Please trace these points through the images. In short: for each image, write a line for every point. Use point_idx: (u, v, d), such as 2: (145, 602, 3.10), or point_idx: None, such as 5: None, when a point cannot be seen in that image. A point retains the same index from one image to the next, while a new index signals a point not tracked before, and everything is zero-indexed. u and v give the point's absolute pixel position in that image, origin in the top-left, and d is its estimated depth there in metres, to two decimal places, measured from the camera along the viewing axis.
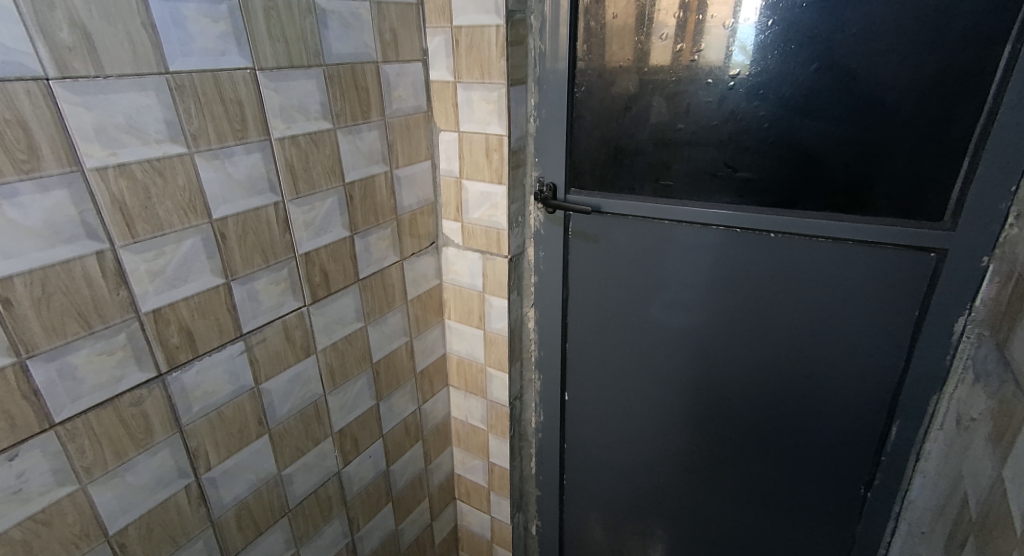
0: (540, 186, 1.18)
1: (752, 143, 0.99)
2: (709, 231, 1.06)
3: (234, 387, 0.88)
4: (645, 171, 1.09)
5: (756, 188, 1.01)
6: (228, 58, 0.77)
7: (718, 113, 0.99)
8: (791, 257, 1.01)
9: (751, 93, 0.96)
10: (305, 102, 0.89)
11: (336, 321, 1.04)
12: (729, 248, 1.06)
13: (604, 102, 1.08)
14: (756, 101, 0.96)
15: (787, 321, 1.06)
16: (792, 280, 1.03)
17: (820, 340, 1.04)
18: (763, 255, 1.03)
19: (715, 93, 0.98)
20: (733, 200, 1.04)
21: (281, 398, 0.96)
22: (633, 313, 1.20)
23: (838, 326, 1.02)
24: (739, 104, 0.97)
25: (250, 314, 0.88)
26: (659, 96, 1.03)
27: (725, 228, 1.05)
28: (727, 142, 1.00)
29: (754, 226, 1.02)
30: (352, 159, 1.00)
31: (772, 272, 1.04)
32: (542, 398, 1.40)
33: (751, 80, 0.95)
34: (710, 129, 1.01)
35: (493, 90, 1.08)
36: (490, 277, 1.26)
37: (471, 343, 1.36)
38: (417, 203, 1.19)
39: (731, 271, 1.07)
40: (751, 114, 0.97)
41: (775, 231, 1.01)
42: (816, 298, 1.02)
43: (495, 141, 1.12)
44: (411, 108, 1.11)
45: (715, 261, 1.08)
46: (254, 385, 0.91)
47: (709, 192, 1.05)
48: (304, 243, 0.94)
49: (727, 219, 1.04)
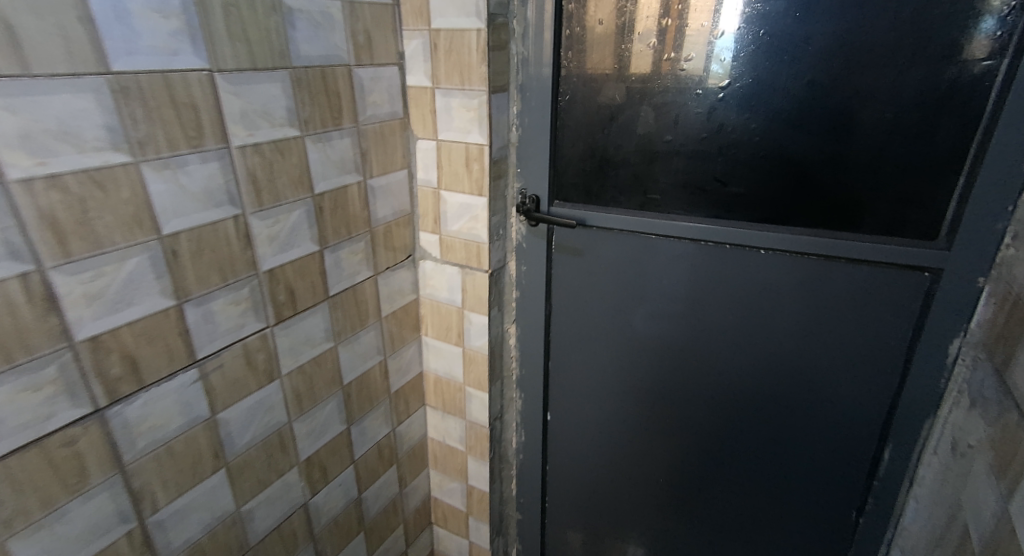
0: (522, 198, 1.11)
1: (741, 158, 0.94)
2: (697, 246, 1.01)
3: (187, 418, 0.80)
4: (631, 184, 1.04)
5: (744, 204, 0.96)
6: (181, 58, 0.70)
7: (704, 126, 0.94)
8: (783, 275, 0.97)
9: (738, 106, 0.91)
10: (269, 107, 0.82)
11: (303, 341, 0.98)
12: (717, 263, 1.01)
13: (589, 112, 1.03)
14: (744, 114, 0.91)
15: (777, 340, 1.01)
16: (782, 299, 0.98)
17: (814, 360, 0.99)
18: (753, 274, 0.99)
19: (701, 106, 0.93)
20: (721, 215, 0.99)
21: (240, 429, 0.89)
22: (615, 329, 1.15)
23: (833, 346, 0.97)
24: (726, 117, 0.92)
25: (205, 339, 0.80)
26: (645, 107, 0.98)
27: (713, 243, 1.00)
28: (716, 155, 0.95)
29: (744, 242, 0.97)
30: (322, 168, 0.93)
31: (762, 291, 0.99)
32: (523, 418, 1.34)
33: (741, 92, 0.90)
34: (697, 142, 0.96)
35: (474, 97, 1.02)
36: (470, 293, 1.18)
37: (449, 361, 1.29)
38: (393, 215, 1.12)
39: (720, 286, 1.02)
40: (741, 126, 0.92)
41: (765, 248, 0.96)
42: (809, 318, 0.97)
43: (475, 151, 1.05)
44: (387, 115, 1.04)
45: (703, 277, 1.03)
46: (209, 416, 0.84)
47: (697, 206, 1.00)
48: (268, 259, 0.87)
49: (715, 236, 0.99)
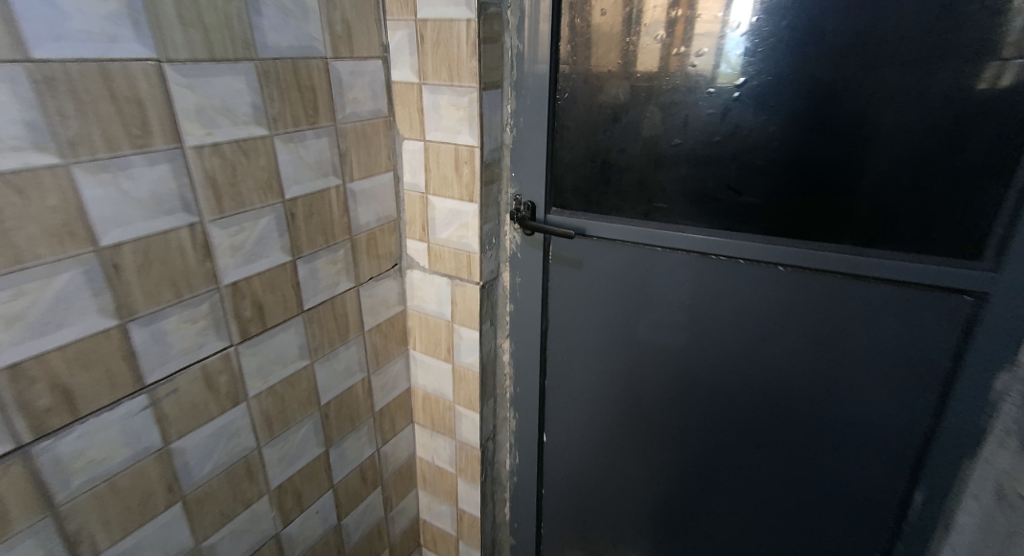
0: (516, 205, 1.02)
1: (758, 165, 0.85)
2: (708, 260, 0.92)
3: (133, 450, 0.73)
4: (636, 191, 0.95)
5: (762, 216, 0.87)
6: (121, 45, 0.61)
7: (717, 129, 0.85)
8: (804, 296, 0.87)
9: (755, 107, 0.82)
10: (231, 103, 0.73)
11: (274, 359, 0.91)
12: (730, 279, 0.92)
13: (590, 112, 0.93)
14: (762, 116, 0.82)
15: (793, 365, 0.92)
16: (800, 320, 0.89)
17: (835, 389, 0.90)
18: (771, 292, 0.89)
19: (714, 107, 0.84)
20: (735, 227, 0.89)
21: (199, 459, 0.82)
22: (617, 347, 1.06)
23: (857, 375, 0.88)
24: (741, 119, 0.83)
25: (156, 362, 0.73)
26: (651, 107, 0.89)
27: (727, 258, 0.91)
28: (730, 161, 0.86)
29: (760, 257, 0.88)
30: (294, 170, 0.84)
31: (781, 311, 0.90)
32: (518, 440, 1.25)
33: (759, 91, 0.81)
34: (709, 146, 0.87)
35: (463, 95, 0.93)
36: (460, 306, 1.09)
37: (438, 377, 1.20)
38: (377, 220, 1.03)
39: (732, 304, 0.93)
40: (759, 129, 0.83)
41: (784, 264, 0.87)
42: (830, 342, 0.88)
43: (465, 153, 0.96)
44: (369, 113, 0.95)
45: (714, 293, 0.94)
46: (162, 446, 0.77)
47: (708, 217, 0.91)
48: (231, 272, 0.80)
49: (728, 250, 0.90)
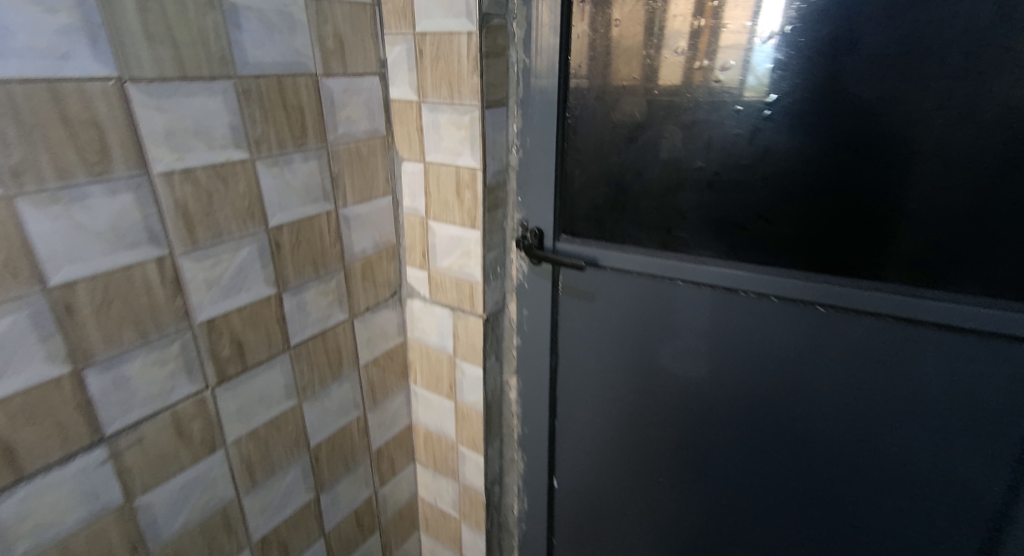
0: (523, 232, 0.95)
1: (793, 191, 0.75)
2: (734, 295, 0.83)
3: (89, 510, 0.68)
4: (654, 219, 0.86)
5: (797, 249, 0.77)
6: (74, 62, 0.55)
7: (746, 151, 0.77)
8: (847, 340, 0.77)
9: (789, 127, 0.73)
10: (207, 125, 0.67)
11: (257, 401, 0.85)
12: (759, 318, 0.82)
13: (603, 131, 0.85)
14: (797, 137, 0.73)
15: (831, 418, 0.81)
16: (840, 367, 0.79)
17: (878, 448, 0.79)
18: (808, 334, 0.79)
19: (742, 127, 0.76)
20: (767, 260, 0.80)
21: (168, 514, 0.78)
22: (634, 389, 0.96)
23: (906, 432, 0.77)
24: (773, 140, 0.75)
25: (117, 412, 0.68)
26: (671, 127, 0.80)
27: (756, 293, 0.81)
28: (760, 187, 0.77)
29: (795, 295, 0.78)
30: (279, 197, 0.78)
31: (819, 356, 0.79)
32: (526, 483, 1.16)
33: (794, 108, 0.72)
34: (737, 170, 0.78)
35: (464, 113, 0.85)
36: (462, 340, 1.01)
37: (439, 414, 1.12)
38: (374, 247, 0.96)
39: (761, 346, 0.83)
40: (793, 151, 0.74)
41: (822, 304, 0.77)
42: (875, 394, 0.78)
43: (467, 176, 0.89)
44: (364, 133, 0.88)
45: (740, 333, 0.84)
46: (124, 502, 0.72)
47: (735, 248, 0.82)
48: (206, 308, 0.73)
49: (758, 285, 0.80)
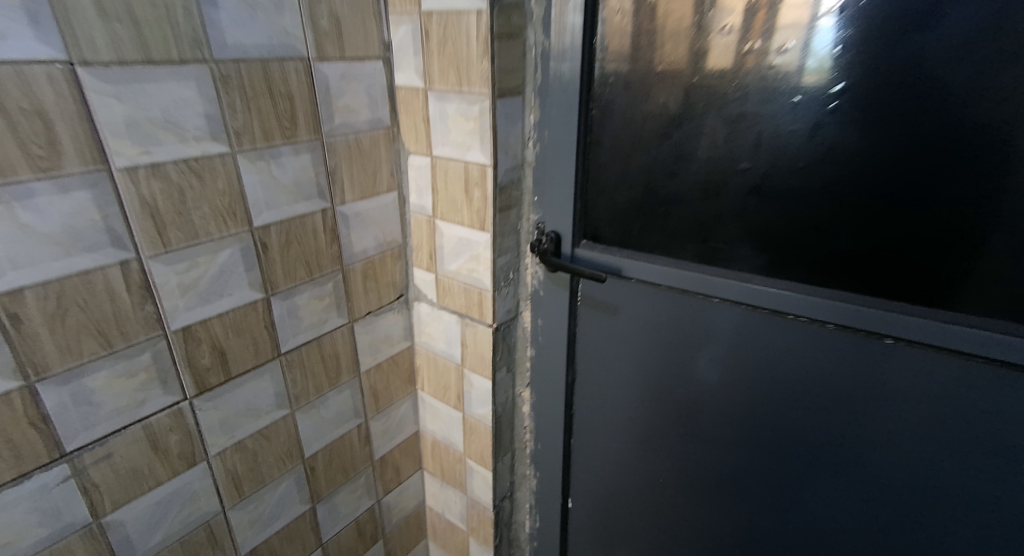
0: (538, 236, 0.85)
1: (860, 199, 0.61)
2: (781, 320, 0.69)
3: (52, 528, 0.66)
4: (689, 227, 0.73)
5: (864, 270, 0.63)
6: (13, 44, 0.49)
7: (804, 149, 0.63)
8: (920, 385, 0.63)
9: (860, 121, 0.59)
10: (176, 115, 0.60)
11: (242, 412, 0.80)
12: (810, 349, 0.68)
13: (630, 126, 0.73)
14: (870, 135, 0.59)
15: (888, 476, 0.68)
16: (901, 416, 0.65)
17: (938, 518, 0.66)
18: (874, 373, 0.65)
19: (801, 120, 0.62)
20: (824, 281, 0.66)
21: (143, 531, 0.74)
22: (657, 416, 0.84)
23: (977, 502, 0.64)
24: (840, 137, 0.60)
25: (79, 427, 0.64)
26: (712, 120, 0.67)
27: (809, 319, 0.67)
28: (819, 193, 0.63)
29: (858, 324, 0.64)
30: (266, 194, 0.71)
31: (883, 401, 0.65)
32: (537, 502, 1.08)
33: (865, 98, 0.58)
34: (791, 172, 0.64)
35: (473, 103, 0.76)
36: (470, 349, 0.94)
37: (447, 425, 1.05)
38: (377, 247, 0.89)
39: (807, 384, 0.70)
40: (862, 152, 0.60)
41: (893, 336, 0.62)
42: (943, 453, 0.64)
43: (476, 172, 0.80)
44: (366, 124, 0.80)
45: (782, 366, 0.71)
46: (93, 520, 0.69)
47: (786, 265, 0.68)
48: (181, 315, 0.68)
49: (812, 310, 0.66)
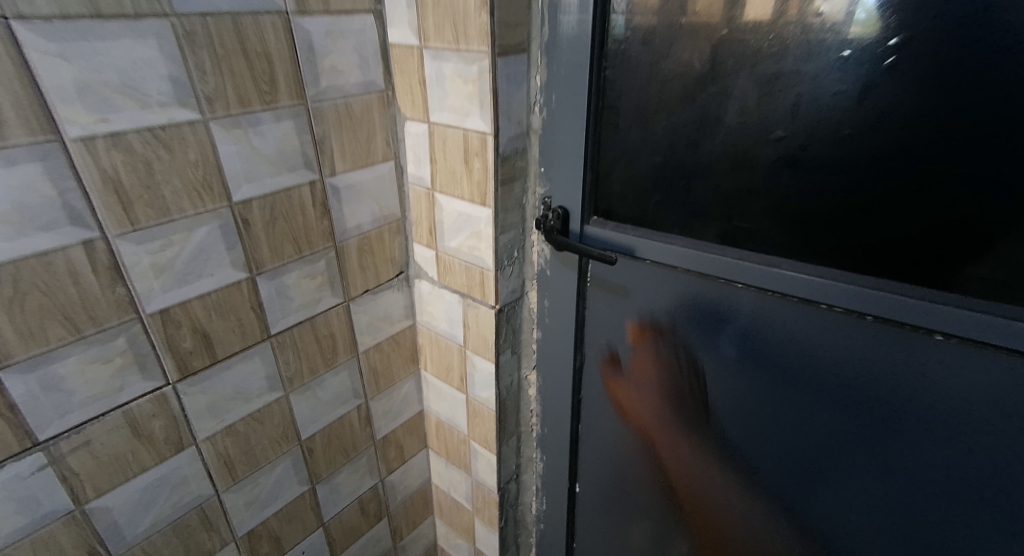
0: (545, 212, 0.78)
1: (916, 173, 0.52)
2: (812, 310, 0.61)
3: (30, 516, 0.62)
4: (712, 204, 0.65)
5: (914, 257, 0.54)
6: None
7: (850, 115, 0.53)
8: (973, 390, 0.55)
9: (920, 82, 0.50)
10: (134, 77, 0.55)
11: (232, 396, 0.75)
12: (845, 344, 0.60)
13: (650, 87, 0.64)
14: (931, 96, 0.50)
15: (929, 487, 0.61)
16: (934, 422, 0.58)
17: (966, 533, 0.60)
18: (917, 374, 0.57)
19: (848, 80, 0.53)
20: (866, 268, 0.57)
21: (131, 517, 0.70)
22: (669, 404, 0.77)
23: (1018, 523, 0.57)
24: (895, 100, 0.51)
25: (51, 415, 0.60)
26: (742, 80, 0.58)
27: (846, 311, 0.59)
28: (867, 165, 0.54)
29: (904, 318, 0.56)
30: (244, 166, 0.65)
31: (929, 406, 0.58)
32: (545, 486, 1.03)
33: (927, 51, 0.49)
34: (833, 143, 0.55)
35: (472, 63, 0.69)
36: (472, 330, 0.88)
37: (451, 406, 1.01)
38: (373, 222, 0.83)
39: (831, 382, 0.63)
40: (921, 116, 0.51)
41: (945, 333, 0.54)
42: (990, 467, 0.57)
43: (476, 141, 0.73)
44: (356, 86, 0.73)
45: (804, 362, 0.64)
46: (75, 507, 0.65)
47: (821, 249, 0.59)
48: (158, 298, 0.63)
49: (850, 301, 0.58)
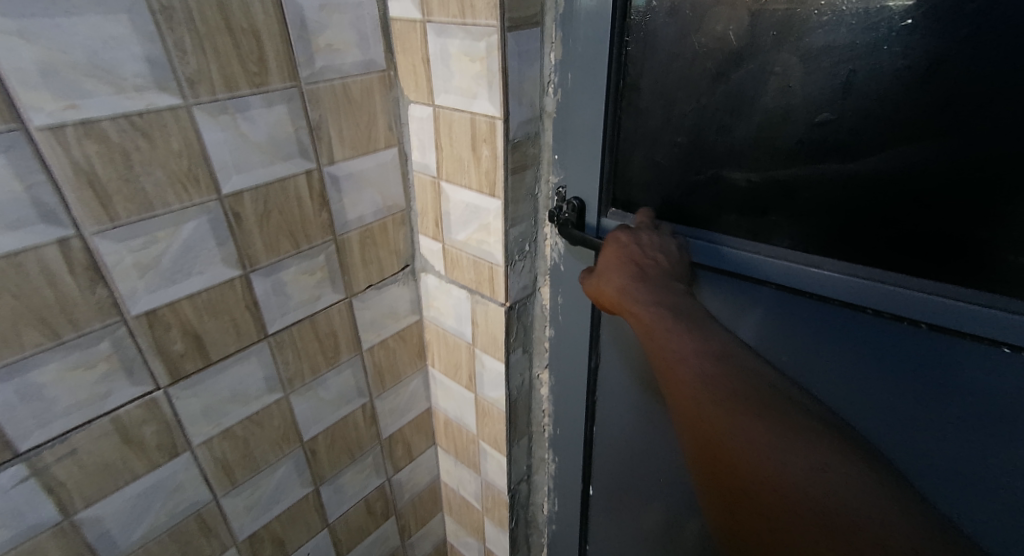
0: (559, 203, 0.73)
1: (985, 161, 0.46)
2: (856, 314, 0.55)
3: (14, 529, 0.58)
4: (744, 195, 0.59)
5: (978, 258, 0.49)
6: None
7: (914, 96, 0.47)
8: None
9: (1000, 57, 0.43)
10: (105, 59, 0.50)
11: (228, 398, 0.71)
12: (890, 352, 0.55)
13: (677, 65, 0.58)
14: (1009, 72, 0.43)
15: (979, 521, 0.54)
16: (972, 437, 0.53)
17: None
18: (971, 390, 0.51)
19: (914, 56, 0.46)
20: (921, 270, 0.51)
21: (124, 526, 0.66)
22: None
23: None
24: (970, 80, 0.45)
25: (31, 423, 0.56)
26: (788, 55, 0.51)
27: (895, 317, 0.53)
28: (928, 152, 0.48)
29: (962, 325, 0.50)
30: (233, 155, 0.60)
31: (983, 427, 0.52)
32: (558, 486, 0.99)
33: (1006, 19, 0.43)
34: (890, 127, 0.49)
35: (479, 39, 0.63)
36: (481, 328, 0.84)
37: (460, 404, 0.97)
38: (376, 213, 0.78)
39: (858, 390, 0.58)
40: (996, 95, 0.44)
41: (1010, 344, 0.48)
42: None
43: (484, 126, 0.67)
44: (355, 66, 0.68)
45: (830, 365, 0.59)
46: (63, 518, 0.61)
47: (870, 248, 0.53)
48: (143, 299, 0.59)
49: (900, 306, 0.52)
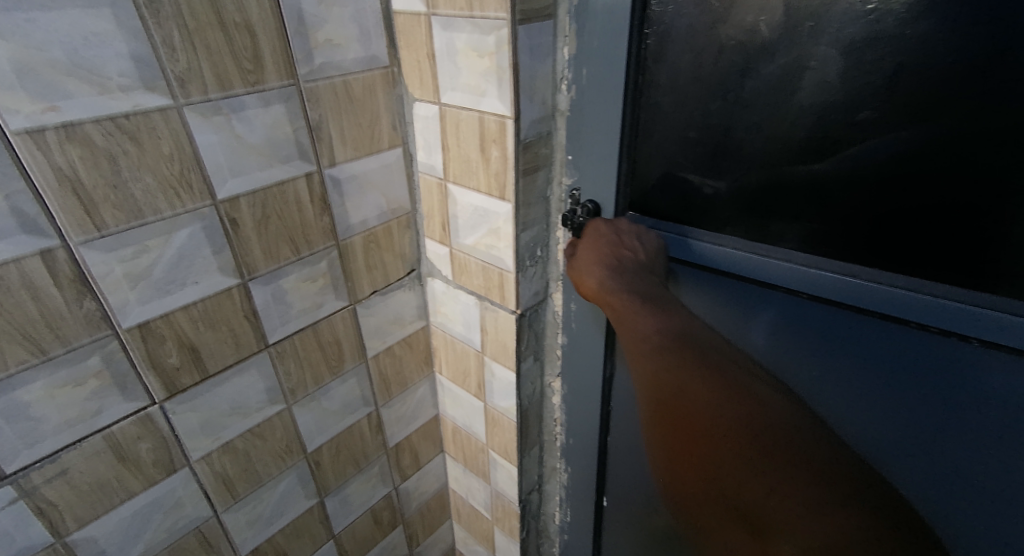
0: (572, 206, 0.69)
1: None
2: (896, 329, 0.51)
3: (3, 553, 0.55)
4: (773, 200, 0.54)
5: None
6: None
7: (967, 91, 0.43)
8: None
9: None
10: (87, 58, 0.47)
11: (228, 412, 0.67)
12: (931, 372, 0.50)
13: (701, 60, 0.54)
14: None
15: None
16: (1014, 463, 0.48)
17: None
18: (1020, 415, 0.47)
19: (968, 47, 0.42)
20: (972, 282, 0.47)
21: (120, 546, 0.64)
22: None
23: None
24: None
25: (17, 443, 0.53)
26: (825, 48, 0.47)
27: (942, 331, 0.49)
28: (983, 152, 0.44)
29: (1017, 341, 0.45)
30: (228, 158, 0.57)
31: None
32: (570, 497, 0.96)
33: None
34: (939, 126, 0.44)
35: (488, 33, 0.59)
36: (490, 335, 0.80)
37: (468, 412, 0.94)
38: (380, 216, 0.74)
39: (893, 411, 0.54)
40: None
41: None
42: None
43: (493, 126, 0.64)
44: (356, 63, 0.64)
45: (862, 385, 0.55)
46: (55, 540, 0.58)
47: (913, 258, 0.49)
48: (134, 311, 0.56)
49: (948, 321, 0.48)
